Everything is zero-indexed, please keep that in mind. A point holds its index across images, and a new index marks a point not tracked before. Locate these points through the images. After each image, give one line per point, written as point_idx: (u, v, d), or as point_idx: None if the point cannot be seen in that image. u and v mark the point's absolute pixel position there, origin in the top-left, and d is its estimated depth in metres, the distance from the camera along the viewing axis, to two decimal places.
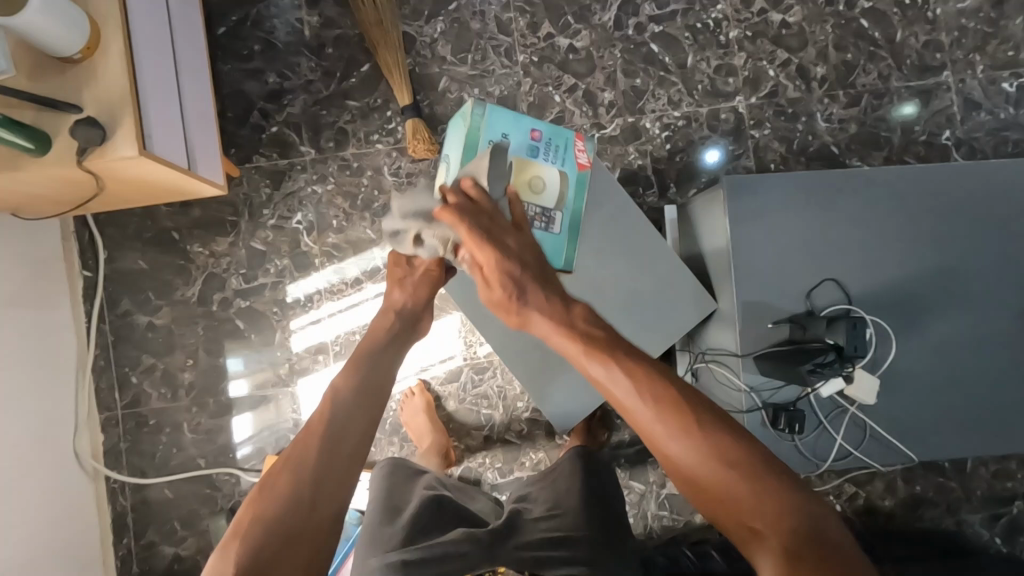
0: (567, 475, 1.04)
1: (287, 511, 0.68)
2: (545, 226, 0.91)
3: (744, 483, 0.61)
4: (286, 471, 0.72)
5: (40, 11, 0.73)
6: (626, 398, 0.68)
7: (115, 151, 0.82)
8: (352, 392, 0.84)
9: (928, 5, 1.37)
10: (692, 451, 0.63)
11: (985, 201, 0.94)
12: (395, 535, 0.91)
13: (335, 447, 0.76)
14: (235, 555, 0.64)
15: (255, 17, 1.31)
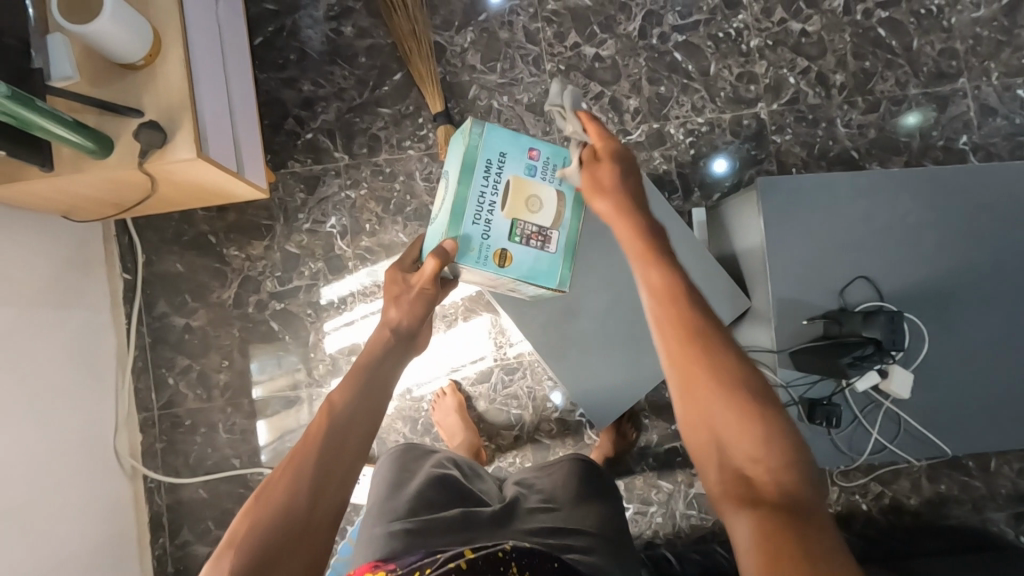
0: (568, 475, 0.98)
1: (278, 531, 0.59)
2: (541, 246, 0.86)
3: (756, 429, 0.58)
4: (284, 471, 0.63)
5: (111, 20, 0.77)
6: (655, 308, 0.66)
7: (174, 153, 0.85)
8: (355, 387, 0.71)
9: (943, 15, 1.41)
10: (708, 382, 0.60)
11: (1011, 201, 0.96)
12: (402, 508, 0.88)
13: (333, 462, 0.64)
14: (223, 573, 0.56)
15: (290, 27, 1.35)
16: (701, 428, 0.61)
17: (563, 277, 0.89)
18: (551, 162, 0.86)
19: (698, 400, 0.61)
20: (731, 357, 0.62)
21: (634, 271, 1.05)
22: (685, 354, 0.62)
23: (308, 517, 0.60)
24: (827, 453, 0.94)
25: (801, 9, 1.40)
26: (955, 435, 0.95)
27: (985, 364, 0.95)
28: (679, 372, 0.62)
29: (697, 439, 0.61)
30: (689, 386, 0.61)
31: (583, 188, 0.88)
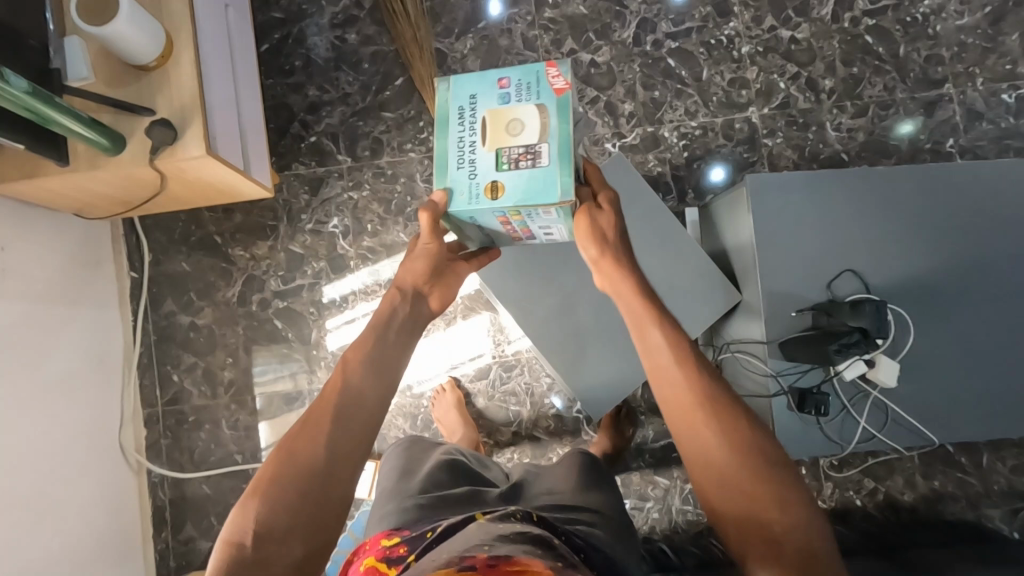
0: (569, 465, 1.01)
1: (291, 485, 0.67)
2: (531, 162, 0.74)
3: (755, 482, 0.67)
4: (297, 440, 0.70)
5: (127, 22, 0.81)
6: (662, 378, 0.75)
7: (184, 151, 0.88)
8: (364, 370, 0.78)
9: (929, 22, 1.45)
10: (715, 441, 0.70)
11: (995, 197, 0.99)
12: (410, 490, 0.90)
13: (336, 441, 0.71)
14: (251, 516, 0.65)
15: (296, 35, 1.40)
16: (712, 479, 0.69)
17: (566, 190, 0.73)
18: (524, 84, 0.77)
19: (707, 460, 0.70)
20: (732, 418, 0.71)
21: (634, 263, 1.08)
22: (691, 419, 0.72)
23: (317, 475, 0.68)
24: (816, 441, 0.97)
25: (791, 17, 1.44)
26: (943, 425, 0.98)
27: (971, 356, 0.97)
28: (689, 443, 0.71)
29: (715, 499, 0.68)
30: (697, 451, 0.70)
31: (564, 94, 0.76)
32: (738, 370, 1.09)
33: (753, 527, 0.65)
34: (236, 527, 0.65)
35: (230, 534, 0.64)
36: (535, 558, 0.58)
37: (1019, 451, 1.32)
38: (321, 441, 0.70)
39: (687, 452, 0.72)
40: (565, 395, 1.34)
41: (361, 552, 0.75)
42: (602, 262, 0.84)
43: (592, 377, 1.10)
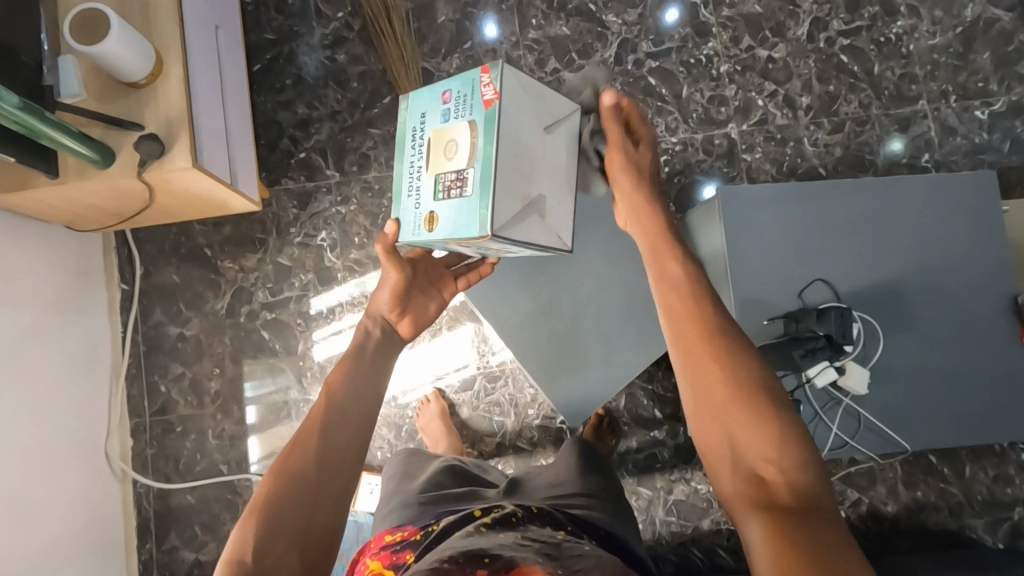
0: (565, 453, 1.03)
1: (292, 496, 0.64)
2: (460, 192, 0.73)
3: (755, 417, 0.62)
4: (295, 454, 0.67)
5: (117, 42, 0.84)
6: (670, 306, 0.71)
7: (171, 164, 0.92)
8: (355, 383, 0.76)
9: (902, 42, 1.49)
10: (717, 378, 0.64)
11: (960, 208, 1.02)
12: (412, 490, 0.93)
13: (334, 451, 0.69)
14: (251, 532, 0.61)
15: (287, 55, 1.45)
16: (710, 410, 0.64)
17: (483, 222, 0.70)
18: (462, 97, 0.74)
19: (706, 390, 0.65)
20: (739, 354, 0.66)
21: (611, 273, 1.10)
22: (696, 349, 0.67)
23: (317, 486, 0.66)
24: None
25: (767, 37, 1.49)
26: (913, 430, 1.00)
27: (938, 363, 1.00)
28: (690, 370, 0.66)
29: (704, 428, 0.65)
30: (699, 378, 0.65)
31: (491, 107, 0.72)
32: None
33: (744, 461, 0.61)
34: (240, 545, 0.61)
35: (232, 553, 0.60)
36: (540, 561, 0.60)
37: (1000, 461, 1.33)
38: (321, 452, 0.68)
39: (685, 378, 0.67)
40: (549, 406, 1.35)
41: (368, 548, 0.79)
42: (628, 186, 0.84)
43: (571, 385, 1.13)
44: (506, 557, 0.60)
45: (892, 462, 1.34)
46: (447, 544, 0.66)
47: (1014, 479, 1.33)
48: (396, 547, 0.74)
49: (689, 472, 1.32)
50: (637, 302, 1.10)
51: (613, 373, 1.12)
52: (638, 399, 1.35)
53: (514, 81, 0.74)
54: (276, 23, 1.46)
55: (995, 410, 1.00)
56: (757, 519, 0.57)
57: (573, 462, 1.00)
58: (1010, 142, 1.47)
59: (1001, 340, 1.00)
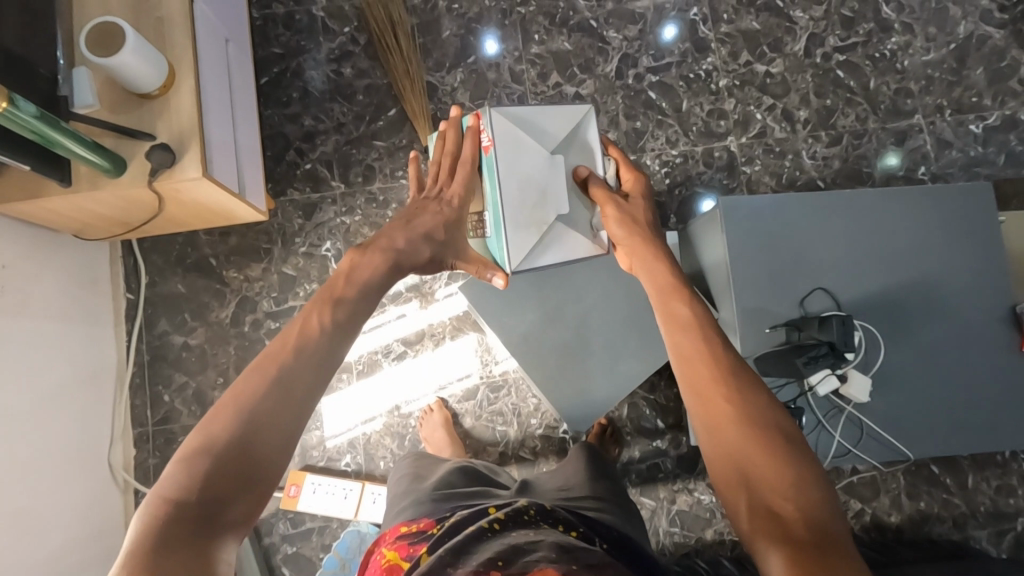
0: (575, 458, 1.04)
1: (248, 438, 0.61)
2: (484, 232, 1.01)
3: (767, 453, 0.62)
4: (249, 396, 0.63)
5: (132, 54, 0.86)
6: (681, 349, 0.73)
7: (181, 173, 0.93)
8: (327, 325, 0.72)
9: (896, 58, 1.53)
10: (727, 411, 0.65)
11: (956, 218, 1.04)
12: (424, 489, 0.94)
13: (293, 395, 0.65)
14: (196, 473, 0.57)
15: (294, 68, 1.47)
16: (722, 448, 0.64)
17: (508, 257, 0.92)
18: (471, 145, 0.97)
19: (719, 428, 0.65)
20: (752, 393, 0.67)
21: (614, 282, 1.11)
22: (707, 388, 0.68)
23: (268, 429, 0.62)
24: None
25: (765, 52, 1.52)
26: (916, 438, 1.01)
27: (939, 371, 1.01)
28: (703, 406, 0.67)
29: (720, 465, 0.64)
30: (713, 415, 0.66)
31: (490, 153, 0.92)
32: None
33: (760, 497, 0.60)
34: (178, 483, 0.57)
35: (169, 488, 0.56)
36: (552, 560, 0.58)
37: (1002, 471, 1.34)
38: (278, 395, 0.64)
39: (699, 420, 0.67)
40: (552, 416, 1.36)
41: (385, 539, 0.82)
42: (629, 241, 0.93)
43: (574, 393, 1.13)
44: (522, 561, 0.58)
45: (895, 472, 1.34)
46: (458, 540, 0.67)
47: (1017, 489, 1.33)
48: (412, 541, 0.75)
49: (692, 482, 1.32)
50: (640, 312, 1.12)
51: (614, 384, 1.13)
52: (641, 409, 1.35)
53: (507, 126, 0.93)
54: (283, 38, 1.48)
55: (996, 419, 1.01)
56: (775, 551, 0.55)
57: (582, 468, 1.01)
58: (1005, 155, 1.49)
59: (1001, 349, 1.01)
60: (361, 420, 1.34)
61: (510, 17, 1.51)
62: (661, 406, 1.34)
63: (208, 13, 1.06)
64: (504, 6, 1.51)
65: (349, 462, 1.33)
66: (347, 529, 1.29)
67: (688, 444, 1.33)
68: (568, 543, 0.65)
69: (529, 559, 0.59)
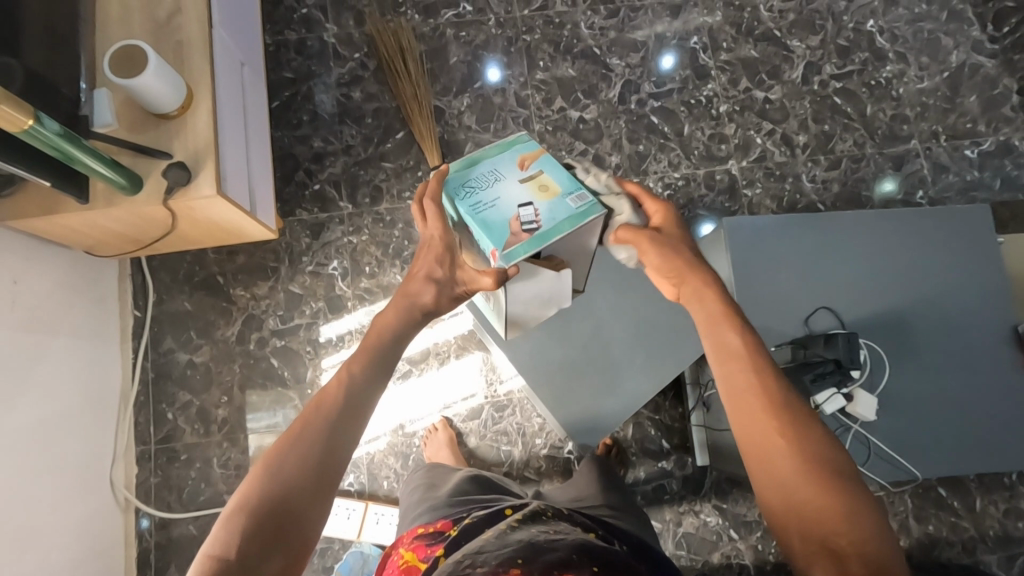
0: (586, 470, 1.05)
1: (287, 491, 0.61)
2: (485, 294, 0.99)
3: (826, 493, 0.58)
4: (289, 449, 0.64)
5: (153, 74, 0.89)
6: (728, 373, 0.67)
7: (196, 190, 0.95)
8: (361, 372, 0.72)
9: (892, 85, 1.57)
10: (781, 448, 0.61)
11: (956, 238, 1.05)
12: (440, 498, 0.94)
13: (332, 448, 0.65)
14: (239, 528, 0.58)
15: (305, 92, 1.51)
16: (775, 484, 0.61)
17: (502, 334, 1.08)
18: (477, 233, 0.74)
19: (771, 462, 0.61)
20: (806, 425, 0.62)
21: (619, 303, 1.13)
22: (761, 420, 0.63)
23: (309, 483, 0.62)
24: None
25: (764, 79, 1.56)
26: (926, 458, 1.00)
27: (946, 389, 1.01)
28: (753, 439, 0.63)
29: (772, 501, 0.61)
30: (766, 450, 0.62)
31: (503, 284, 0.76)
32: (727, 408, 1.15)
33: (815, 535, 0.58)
34: (221, 541, 0.58)
35: (215, 546, 0.57)
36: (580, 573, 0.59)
37: (1010, 494, 1.33)
38: (315, 448, 0.64)
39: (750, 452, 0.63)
40: (557, 436, 1.35)
41: (402, 540, 0.82)
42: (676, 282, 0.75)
43: (586, 412, 1.13)
44: (543, 561, 0.61)
45: (902, 494, 1.33)
46: (476, 542, 0.69)
47: None
48: (428, 541, 0.77)
49: (698, 504, 1.31)
50: (644, 332, 1.13)
51: (625, 401, 1.13)
52: (646, 429, 1.35)
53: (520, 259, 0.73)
54: (295, 63, 1.53)
55: (1003, 439, 1.00)
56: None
57: (594, 482, 1.01)
58: (1000, 180, 1.52)
59: (1004, 368, 1.02)
60: (365, 438, 1.34)
61: (515, 45, 1.56)
62: (667, 427, 1.34)
63: (225, 38, 1.10)
64: (510, 34, 1.56)
65: (353, 482, 1.32)
66: (352, 551, 1.26)
67: (694, 464, 1.32)
68: (585, 543, 0.67)
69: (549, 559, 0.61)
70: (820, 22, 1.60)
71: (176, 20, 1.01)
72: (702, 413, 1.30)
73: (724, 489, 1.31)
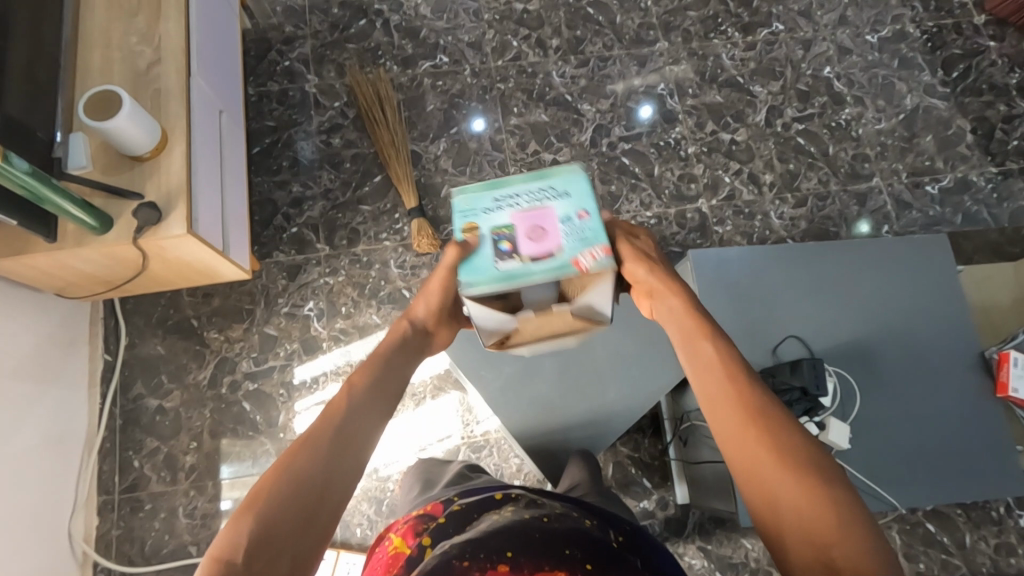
0: (577, 465, 1.03)
1: (298, 494, 0.59)
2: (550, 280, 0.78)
3: (810, 495, 0.56)
4: (305, 453, 0.62)
5: (128, 118, 0.91)
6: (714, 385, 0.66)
7: (167, 230, 0.97)
8: (372, 388, 0.71)
9: (851, 127, 1.64)
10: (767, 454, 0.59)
11: (915, 268, 1.08)
12: (433, 492, 0.93)
13: (350, 459, 0.64)
14: (248, 528, 0.56)
15: (285, 140, 1.55)
16: (763, 477, 0.59)
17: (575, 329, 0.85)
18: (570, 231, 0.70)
19: (754, 463, 0.60)
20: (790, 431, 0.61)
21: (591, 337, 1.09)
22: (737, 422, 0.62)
23: (319, 492, 0.60)
24: None
25: (729, 123, 1.63)
26: (904, 488, 0.98)
27: (916, 418, 1.01)
28: (733, 437, 0.62)
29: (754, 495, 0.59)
30: (750, 472, 0.60)
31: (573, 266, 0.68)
32: (700, 439, 1.17)
33: (790, 514, 0.56)
34: (227, 543, 0.55)
35: (222, 549, 0.54)
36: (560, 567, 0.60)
37: (998, 529, 1.33)
38: (329, 456, 0.62)
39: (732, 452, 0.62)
40: (535, 477, 1.33)
41: (392, 524, 0.78)
42: (652, 291, 0.76)
43: (574, 435, 1.11)
44: (531, 554, 0.61)
45: (889, 531, 1.32)
46: (466, 535, 0.66)
47: (1015, 548, 1.32)
48: (419, 522, 0.73)
49: (682, 545, 1.27)
50: (614, 362, 1.10)
51: (616, 418, 1.10)
52: (627, 468, 1.32)
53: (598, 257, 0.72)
54: (277, 112, 1.58)
55: (978, 467, 1.00)
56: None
57: (581, 473, 1.01)
58: (962, 215, 1.58)
59: (975, 395, 1.03)
60: None
61: (490, 93, 1.63)
62: (647, 465, 1.32)
63: (204, 85, 1.14)
64: (485, 83, 1.63)
65: None
66: None
67: (675, 503, 1.29)
68: (577, 525, 0.67)
69: (537, 553, 0.61)
70: (780, 69, 1.68)
71: (155, 70, 1.06)
72: (679, 446, 1.28)
73: (708, 528, 1.27)
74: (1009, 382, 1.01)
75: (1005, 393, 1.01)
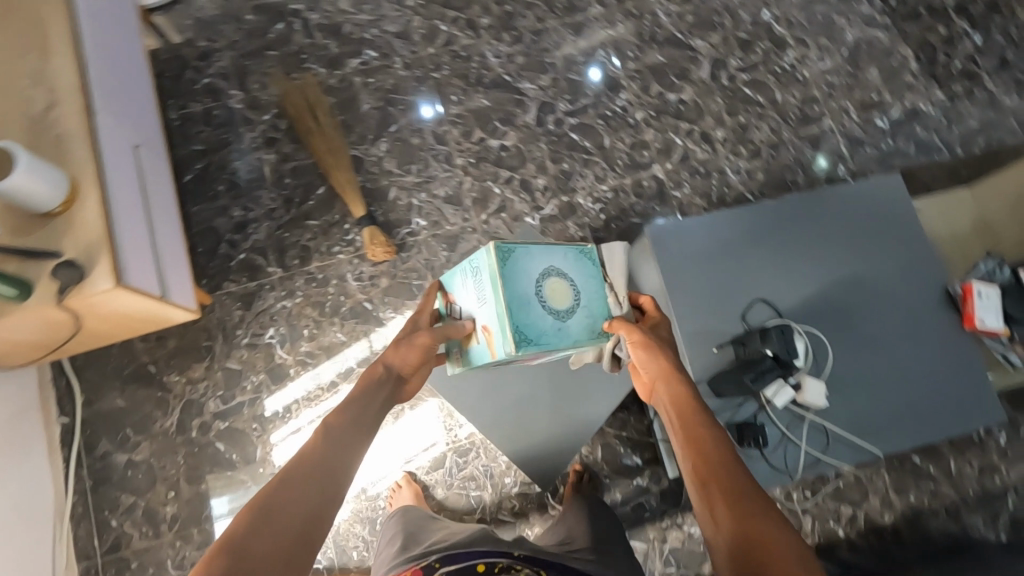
0: (576, 519, 1.14)
1: (293, 500, 0.71)
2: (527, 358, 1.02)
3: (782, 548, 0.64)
4: (300, 467, 0.75)
5: (25, 174, 0.84)
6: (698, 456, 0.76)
7: (92, 286, 0.91)
8: (354, 419, 0.84)
9: (796, 70, 1.61)
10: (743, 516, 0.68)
11: (872, 213, 1.07)
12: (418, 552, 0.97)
13: (337, 471, 0.76)
14: (251, 523, 0.67)
15: (218, 163, 1.47)
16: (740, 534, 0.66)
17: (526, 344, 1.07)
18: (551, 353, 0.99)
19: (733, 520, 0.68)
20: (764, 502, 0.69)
21: None
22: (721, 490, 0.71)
23: (309, 516, 0.70)
24: (764, 473, 0.96)
25: (673, 82, 1.59)
26: (887, 436, 0.98)
27: (887, 364, 1.01)
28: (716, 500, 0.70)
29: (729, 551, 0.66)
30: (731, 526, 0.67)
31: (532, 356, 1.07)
32: None
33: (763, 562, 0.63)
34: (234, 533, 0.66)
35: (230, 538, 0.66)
36: None
37: (981, 450, 1.36)
38: (321, 472, 0.75)
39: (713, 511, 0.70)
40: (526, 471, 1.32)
41: None
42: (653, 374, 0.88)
43: None
44: None
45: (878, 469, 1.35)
46: None
47: (998, 466, 1.36)
48: None
49: (680, 516, 1.28)
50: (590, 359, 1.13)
51: None
52: (616, 448, 1.32)
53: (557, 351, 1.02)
54: (204, 134, 1.49)
55: (955, 404, 1.00)
56: None
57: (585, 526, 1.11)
58: (914, 145, 1.57)
59: (945, 330, 1.03)
60: None
61: (425, 84, 1.55)
62: (636, 443, 1.33)
63: (111, 120, 1.05)
64: (419, 74, 1.56)
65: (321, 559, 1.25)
66: None
67: (668, 477, 1.30)
68: None
69: None
70: (718, 20, 1.64)
71: (53, 114, 0.98)
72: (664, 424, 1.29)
73: None
74: (975, 314, 1.00)
75: (972, 325, 1.00)
